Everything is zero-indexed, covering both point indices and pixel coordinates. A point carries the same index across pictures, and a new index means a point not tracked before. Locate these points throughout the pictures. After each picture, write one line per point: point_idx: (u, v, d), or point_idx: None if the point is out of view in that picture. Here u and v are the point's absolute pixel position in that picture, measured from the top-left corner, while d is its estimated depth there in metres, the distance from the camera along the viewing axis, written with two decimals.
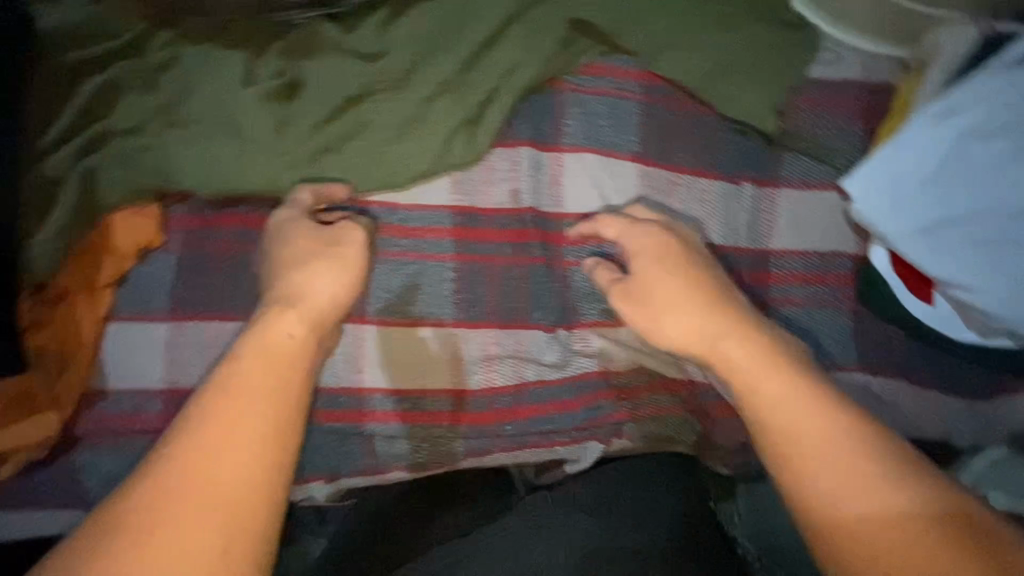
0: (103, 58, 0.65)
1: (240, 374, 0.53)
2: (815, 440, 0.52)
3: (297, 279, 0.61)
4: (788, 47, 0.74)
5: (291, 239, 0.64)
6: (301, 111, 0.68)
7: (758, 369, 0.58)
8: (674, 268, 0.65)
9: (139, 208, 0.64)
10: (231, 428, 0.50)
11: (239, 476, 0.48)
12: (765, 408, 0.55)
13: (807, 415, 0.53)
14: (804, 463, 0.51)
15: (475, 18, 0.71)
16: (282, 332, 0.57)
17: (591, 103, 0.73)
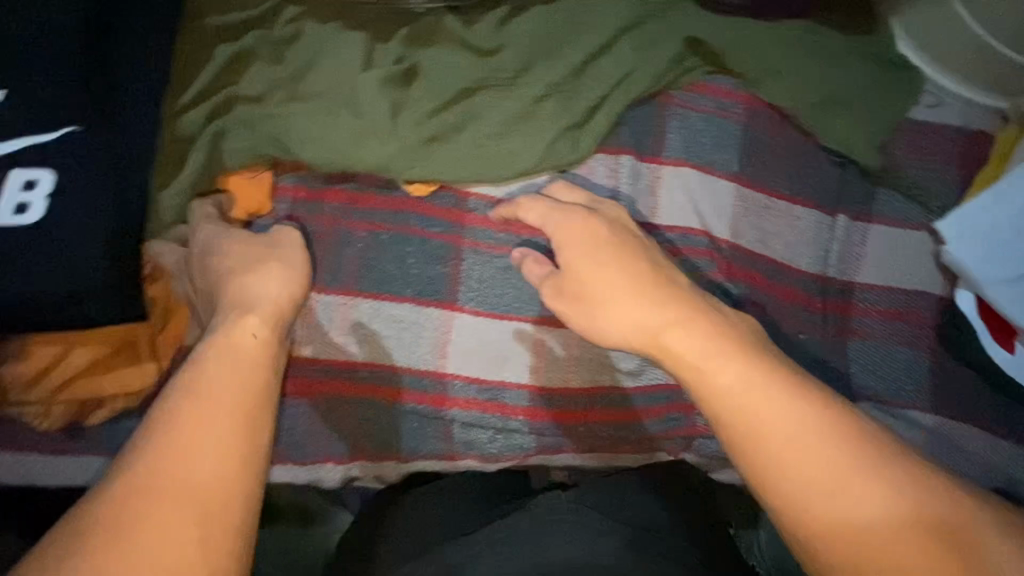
0: (239, 27, 0.67)
1: (209, 377, 0.52)
2: (789, 435, 0.49)
3: (246, 283, 0.59)
4: (891, 87, 0.75)
5: (240, 246, 0.62)
6: (416, 96, 0.70)
7: (703, 357, 0.54)
8: (624, 267, 0.62)
9: (255, 175, 0.66)
10: (199, 428, 0.49)
11: (212, 469, 0.47)
12: (721, 404, 0.52)
13: (773, 410, 0.50)
14: (782, 463, 0.48)
15: (591, 25, 0.73)
16: (244, 331, 0.56)
17: (695, 120, 0.74)
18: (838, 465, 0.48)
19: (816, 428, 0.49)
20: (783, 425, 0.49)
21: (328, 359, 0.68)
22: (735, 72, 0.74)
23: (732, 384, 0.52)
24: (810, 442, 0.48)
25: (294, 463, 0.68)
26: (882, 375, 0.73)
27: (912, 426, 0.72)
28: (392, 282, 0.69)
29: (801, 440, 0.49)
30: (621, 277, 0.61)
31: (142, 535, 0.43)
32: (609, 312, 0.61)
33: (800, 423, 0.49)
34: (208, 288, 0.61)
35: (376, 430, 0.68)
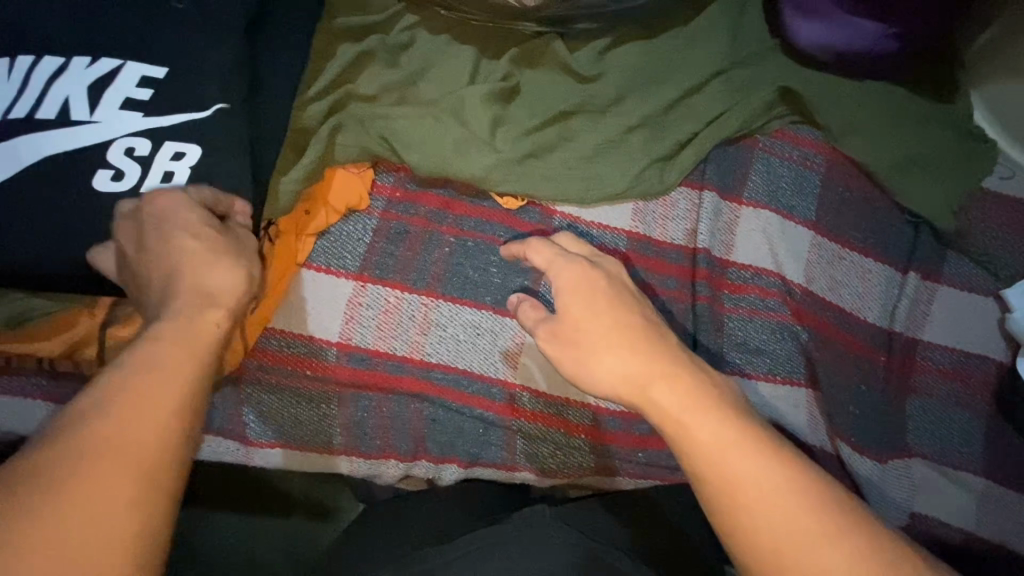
0: (361, 33, 0.71)
1: (159, 357, 0.43)
2: (760, 488, 0.43)
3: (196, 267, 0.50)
4: (970, 155, 0.77)
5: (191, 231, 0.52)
6: (516, 112, 0.72)
7: (685, 405, 0.48)
8: (613, 321, 0.56)
9: (359, 170, 0.69)
10: (136, 408, 0.40)
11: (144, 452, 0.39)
12: (698, 458, 0.46)
13: (749, 465, 0.44)
14: (751, 516, 0.43)
15: (687, 64, 0.76)
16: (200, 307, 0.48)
17: (778, 165, 0.77)
18: (808, 520, 0.42)
19: (777, 475, 0.44)
20: (754, 473, 0.44)
21: (403, 357, 0.69)
22: (819, 124, 0.77)
23: (708, 431, 0.46)
24: (775, 496, 0.43)
25: (358, 457, 0.68)
26: (937, 435, 0.74)
27: (965, 490, 0.72)
28: (473, 289, 0.71)
29: (770, 490, 0.43)
30: (605, 321, 0.56)
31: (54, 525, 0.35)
32: (601, 362, 0.54)
33: (760, 473, 0.44)
34: (144, 264, 0.52)
35: (442, 432, 0.69)
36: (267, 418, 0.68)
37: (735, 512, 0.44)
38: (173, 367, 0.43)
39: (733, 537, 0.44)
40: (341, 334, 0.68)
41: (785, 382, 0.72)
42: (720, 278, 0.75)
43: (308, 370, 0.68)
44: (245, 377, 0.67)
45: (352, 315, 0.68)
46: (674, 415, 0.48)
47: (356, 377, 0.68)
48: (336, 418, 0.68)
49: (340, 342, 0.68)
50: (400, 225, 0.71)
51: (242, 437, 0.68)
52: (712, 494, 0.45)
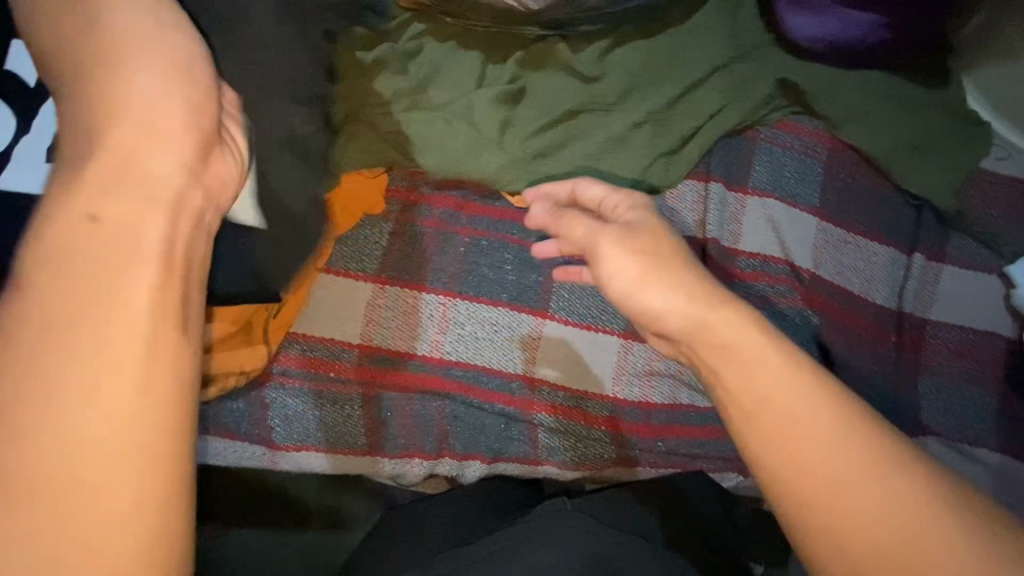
0: (371, 42, 0.72)
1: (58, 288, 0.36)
2: (814, 421, 0.45)
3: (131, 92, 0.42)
4: (965, 138, 0.79)
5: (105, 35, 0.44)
6: (524, 114, 0.74)
7: (733, 353, 0.49)
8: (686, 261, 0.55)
9: (373, 175, 0.71)
10: (53, 357, 0.35)
11: (81, 409, 0.34)
12: (754, 393, 0.47)
13: (802, 399, 0.46)
14: (807, 448, 0.44)
15: (687, 60, 0.78)
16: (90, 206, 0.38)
17: (781, 155, 0.79)
18: (850, 459, 0.43)
19: (825, 415, 0.45)
20: (799, 412, 0.45)
21: (423, 356, 0.70)
22: (819, 114, 0.80)
23: (780, 390, 0.46)
24: (818, 435, 0.44)
25: (383, 456, 0.69)
26: (948, 411, 0.75)
27: (980, 464, 0.74)
28: (489, 287, 0.72)
29: (811, 429, 0.44)
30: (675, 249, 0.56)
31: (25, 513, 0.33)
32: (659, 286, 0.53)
33: (805, 405, 0.46)
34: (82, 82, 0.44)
35: (463, 429, 0.70)
36: (291, 423, 0.68)
37: (790, 444, 0.45)
38: (78, 300, 0.36)
39: (770, 461, 0.45)
40: (362, 337, 0.69)
41: None
42: (731, 268, 0.76)
43: (331, 373, 0.69)
44: (269, 382, 0.69)
45: (372, 317, 0.70)
46: (729, 359, 0.49)
47: (377, 378, 0.69)
48: (360, 418, 0.69)
49: (361, 343, 0.69)
50: (415, 228, 0.72)
51: (268, 441, 0.69)
52: (764, 426, 0.46)
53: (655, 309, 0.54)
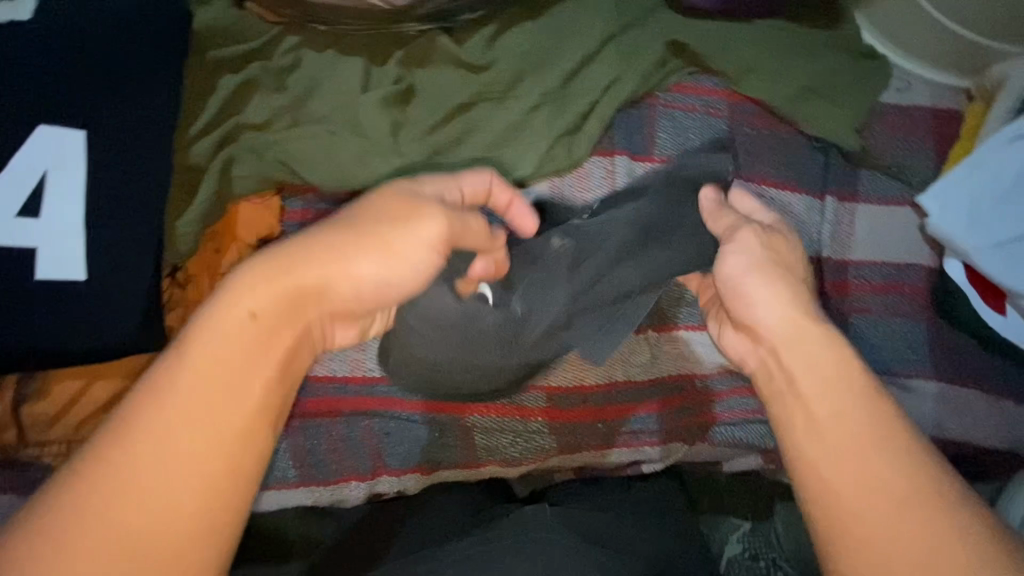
0: (239, 58, 0.67)
1: (226, 390, 0.43)
2: (872, 457, 0.45)
3: (339, 288, 0.48)
4: (864, 74, 0.79)
5: (381, 221, 0.49)
6: (415, 115, 0.72)
7: (810, 356, 0.51)
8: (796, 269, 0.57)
9: (264, 200, 0.67)
10: (202, 435, 0.42)
11: (184, 469, 0.41)
12: (804, 403, 0.49)
13: (860, 426, 0.47)
14: (853, 475, 0.45)
15: (576, 36, 0.77)
16: (258, 304, 0.45)
17: (683, 118, 0.78)
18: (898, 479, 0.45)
19: (883, 435, 0.46)
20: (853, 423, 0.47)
21: (345, 377, 0.68)
22: (716, 71, 0.78)
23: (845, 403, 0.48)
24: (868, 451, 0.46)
25: (317, 483, 0.67)
26: (883, 349, 0.75)
27: (921, 396, 0.75)
28: None
29: (863, 463, 0.45)
30: (782, 257, 0.58)
31: (101, 498, 0.39)
32: (761, 278, 0.56)
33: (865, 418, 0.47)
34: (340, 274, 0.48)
35: (398, 443, 0.68)
36: None
37: (837, 466, 0.46)
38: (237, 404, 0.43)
39: (819, 474, 0.46)
40: None
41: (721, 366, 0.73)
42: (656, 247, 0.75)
43: None
44: (289, 422, 0.67)
45: None
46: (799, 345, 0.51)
47: (299, 406, 0.67)
48: (287, 451, 0.67)
49: None
50: None
51: None
52: (813, 448, 0.48)
53: (754, 316, 0.56)
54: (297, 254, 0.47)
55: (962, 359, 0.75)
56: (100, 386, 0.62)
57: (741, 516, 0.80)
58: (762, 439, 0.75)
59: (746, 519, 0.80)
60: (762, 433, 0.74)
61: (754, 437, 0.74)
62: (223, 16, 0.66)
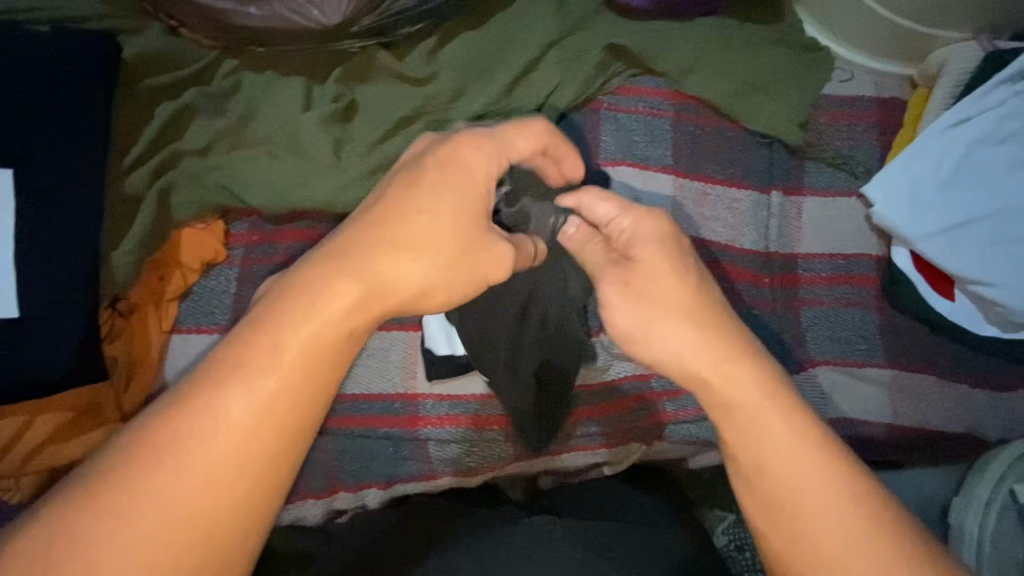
0: (177, 84, 0.67)
1: (275, 388, 0.37)
2: (829, 517, 0.39)
3: (409, 282, 0.42)
4: (807, 67, 0.79)
5: (456, 213, 0.45)
6: (358, 131, 0.73)
7: (740, 411, 0.42)
8: (677, 282, 0.46)
9: (206, 225, 0.67)
10: (244, 433, 0.36)
11: (232, 471, 0.36)
12: (761, 453, 0.41)
13: (817, 482, 0.40)
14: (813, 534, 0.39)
15: (517, 44, 0.77)
16: (338, 301, 0.40)
17: (627, 121, 0.79)
18: (834, 531, 0.39)
19: (817, 483, 0.40)
20: (784, 473, 0.40)
21: None
22: (658, 72, 0.79)
23: (775, 446, 0.41)
24: (802, 505, 0.40)
25: (313, 497, 0.68)
26: (833, 340, 0.77)
27: (873, 384, 0.76)
28: None
29: (826, 522, 0.39)
30: (657, 271, 0.46)
31: (150, 490, 0.34)
32: (639, 317, 0.46)
33: (796, 465, 0.40)
34: (416, 267, 0.43)
35: (354, 458, 0.69)
36: None
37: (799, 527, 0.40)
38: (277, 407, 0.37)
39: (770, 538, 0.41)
40: None
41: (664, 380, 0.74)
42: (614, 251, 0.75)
43: None
44: (322, 435, 0.69)
45: None
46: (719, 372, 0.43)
47: None
48: (311, 466, 0.68)
49: None
50: (261, 268, 0.69)
51: None
52: (770, 508, 0.41)
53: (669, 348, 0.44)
54: (381, 245, 0.42)
55: (913, 346, 0.77)
56: (43, 419, 0.58)
57: (727, 508, 0.82)
58: (721, 436, 0.75)
59: (733, 512, 0.82)
60: None
61: (712, 434, 0.75)
62: (158, 43, 0.67)
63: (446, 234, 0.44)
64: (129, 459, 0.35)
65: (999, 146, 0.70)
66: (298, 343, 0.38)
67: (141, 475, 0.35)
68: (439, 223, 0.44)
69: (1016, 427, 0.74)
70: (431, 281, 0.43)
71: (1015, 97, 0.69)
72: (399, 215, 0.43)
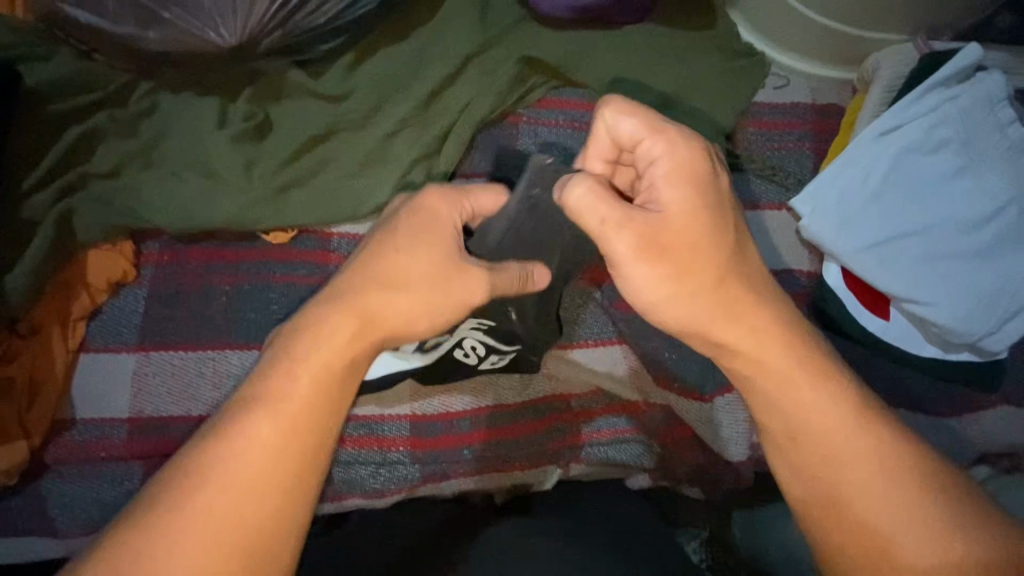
0: (86, 109, 0.69)
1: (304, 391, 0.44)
2: (861, 461, 0.45)
3: (398, 309, 0.49)
4: (736, 74, 0.76)
5: (433, 249, 0.51)
6: (270, 149, 0.72)
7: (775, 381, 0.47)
8: (705, 259, 0.48)
9: (114, 246, 0.68)
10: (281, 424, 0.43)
11: (267, 472, 0.42)
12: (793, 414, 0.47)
13: (845, 436, 0.46)
14: (848, 480, 0.45)
15: (434, 58, 0.75)
16: (340, 326, 0.46)
17: (546, 134, 0.78)
18: (882, 475, 0.45)
19: (853, 440, 0.46)
20: (825, 432, 0.46)
21: (199, 416, 0.68)
22: (580, 84, 0.78)
23: (808, 407, 0.47)
24: (841, 457, 0.45)
25: (336, 501, 0.69)
26: None
27: None
28: (260, 332, 0.70)
29: (860, 463, 0.45)
30: (690, 237, 0.47)
31: (205, 500, 0.40)
32: (669, 282, 0.47)
33: (831, 421, 0.46)
34: (411, 296, 0.49)
35: None
36: (75, 508, 0.65)
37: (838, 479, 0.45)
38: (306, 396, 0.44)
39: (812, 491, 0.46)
40: (134, 408, 0.68)
41: (602, 391, 0.73)
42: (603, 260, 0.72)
43: (103, 453, 0.66)
44: (336, 463, 0.69)
45: (140, 388, 0.68)
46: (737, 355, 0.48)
47: (156, 447, 0.67)
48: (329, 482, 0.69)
49: (131, 417, 0.67)
50: (171, 286, 0.70)
51: (54, 532, 0.65)
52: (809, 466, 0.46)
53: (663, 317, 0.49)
54: (367, 287, 0.48)
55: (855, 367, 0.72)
56: None
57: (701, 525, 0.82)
58: (643, 458, 0.73)
59: (705, 528, 0.81)
60: (649, 448, 0.73)
61: (631, 457, 0.73)
62: (68, 68, 0.68)
63: (435, 266, 0.50)
64: (181, 474, 0.41)
65: (933, 155, 0.65)
66: (328, 350, 0.45)
67: (194, 489, 0.40)
68: (437, 258, 0.50)
69: (961, 453, 0.70)
70: (434, 299, 0.49)
71: (947, 102, 0.65)
72: (391, 252, 0.50)
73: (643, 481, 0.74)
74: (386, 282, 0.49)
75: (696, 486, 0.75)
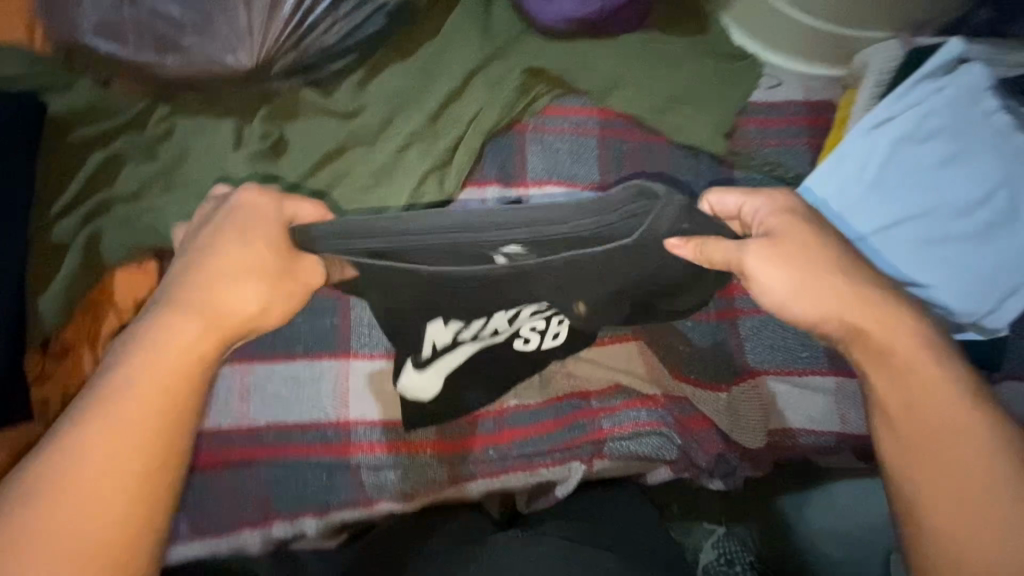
0: (106, 135, 0.70)
1: (142, 388, 0.45)
2: (953, 430, 0.49)
3: (224, 295, 0.49)
4: (731, 77, 0.80)
5: (256, 242, 0.50)
6: (288, 166, 0.75)
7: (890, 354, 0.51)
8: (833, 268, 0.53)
9: (140, 265, 0.70)
10: (129, 419, 0.44)
11: (117, 468, 0.43)
12: (896, 384, 0.51)
13: (939, 401, 0.50)
14: (942, 450, 0.49)
15: (441, 72, 0.78)
16: (177, 328, 0.47)
17: (552, 140, 0.80)
18: (975, 448, 0.49)
19: (959, 420, 0.50)
20: (929, 400, 0.50)
21: (231, 428, 0.69)
22: (583, 92, 0.80)
23: (922, 377, 0.51)
24: (939, 423, 0.50)
25: (210, 537, 0.68)
26: (775, 350, 0.76)
27: (819, 393, 0.75)
28: (285, 343, 0.72)
29: (956, 430, 0.49)
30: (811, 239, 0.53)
31: (53, 500, 0.42)
32: (809, 288, 0.52)
33: (955, 410, 0.50)
34: (227, 295, 0.49)
35: (286, 489, 0.69)
36: None
37: (936, 449, 0.49)
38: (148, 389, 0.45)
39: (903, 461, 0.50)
40: None
41: (619, 390, 0.75)
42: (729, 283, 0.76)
43: None
44: (349, 467, 0.70)
45: None
46: (864, 342, 0.52)
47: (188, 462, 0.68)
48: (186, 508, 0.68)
49: None
50: None
51: None
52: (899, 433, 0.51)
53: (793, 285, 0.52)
54: (217, 279, 0.49)
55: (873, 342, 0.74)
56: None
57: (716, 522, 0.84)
58: (664, 451, 0.74)
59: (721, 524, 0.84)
60: (670, 441, 0.74)
61: (652, 449, 0.74)
62: (86, 96, 0.70)
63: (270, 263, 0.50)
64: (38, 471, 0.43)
65: (923, 144, 0.69)
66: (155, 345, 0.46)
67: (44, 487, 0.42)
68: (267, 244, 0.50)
69: None
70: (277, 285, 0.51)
71: (934, 94, 0.69)
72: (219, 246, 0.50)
73: (665, 472, 0.77)
74: (199, 273, 0.49)
75: (718, 477, 0.76)
